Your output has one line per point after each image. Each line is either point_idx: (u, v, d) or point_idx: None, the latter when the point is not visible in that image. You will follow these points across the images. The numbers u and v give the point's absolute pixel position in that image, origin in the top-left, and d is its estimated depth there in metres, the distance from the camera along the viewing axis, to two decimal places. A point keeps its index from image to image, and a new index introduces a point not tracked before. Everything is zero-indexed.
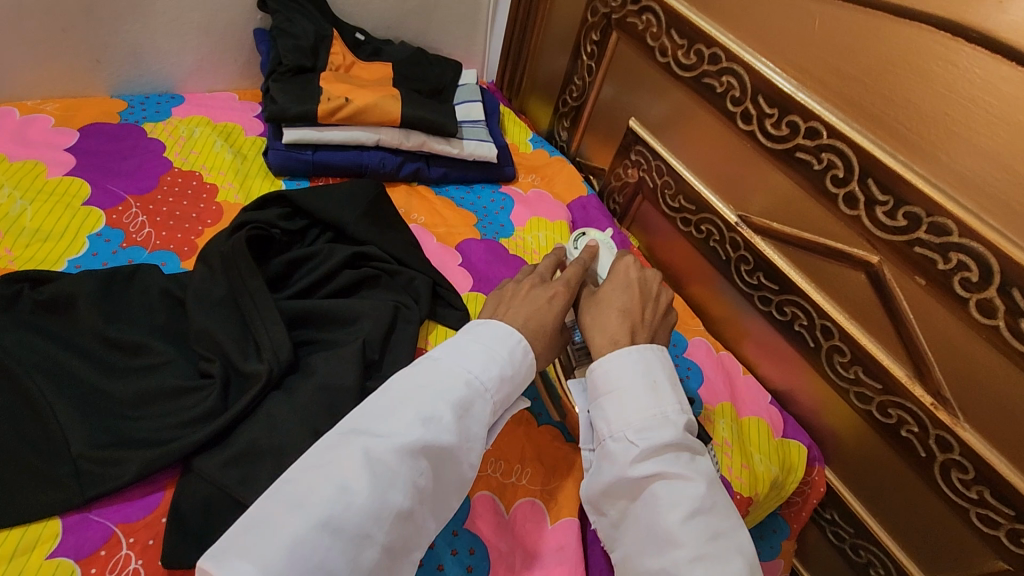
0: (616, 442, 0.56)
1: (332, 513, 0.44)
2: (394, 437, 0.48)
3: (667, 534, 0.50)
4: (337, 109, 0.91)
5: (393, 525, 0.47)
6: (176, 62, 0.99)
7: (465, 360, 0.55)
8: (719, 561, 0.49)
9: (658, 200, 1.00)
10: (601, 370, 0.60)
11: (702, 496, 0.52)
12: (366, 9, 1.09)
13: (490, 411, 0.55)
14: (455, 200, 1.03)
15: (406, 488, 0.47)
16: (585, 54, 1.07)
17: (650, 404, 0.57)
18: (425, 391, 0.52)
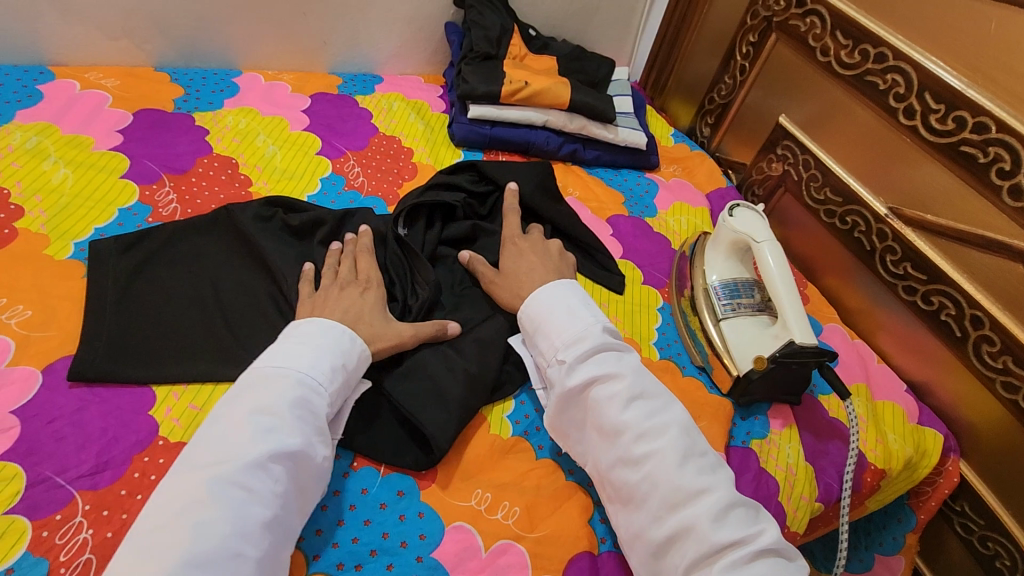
0: (553, 365, 0.67)
1: (190, 544, 0.46)
2: (234, 454, 0.52)
3: (612, 425, 0.62)
4: (517, 91, 1.05)
5: (262, 532, 0.50)
6: (380, 47, 1.17)
7: (292, 365, 0.59)
8: (656, 431, 0.61)
9: (802, 192, 1.05)
10: (528, 312, 0.72)
11: (629, 382, 0.64)
12: (538, 9, 1.23)
13: (327, 402, 0.59)
14: (606, 181, 1.14)
15: (263, 493, 0.51)
16: (738, 55, 1.15)
17: (572, 324, 0.69)
18: (260, 400, 0.55)
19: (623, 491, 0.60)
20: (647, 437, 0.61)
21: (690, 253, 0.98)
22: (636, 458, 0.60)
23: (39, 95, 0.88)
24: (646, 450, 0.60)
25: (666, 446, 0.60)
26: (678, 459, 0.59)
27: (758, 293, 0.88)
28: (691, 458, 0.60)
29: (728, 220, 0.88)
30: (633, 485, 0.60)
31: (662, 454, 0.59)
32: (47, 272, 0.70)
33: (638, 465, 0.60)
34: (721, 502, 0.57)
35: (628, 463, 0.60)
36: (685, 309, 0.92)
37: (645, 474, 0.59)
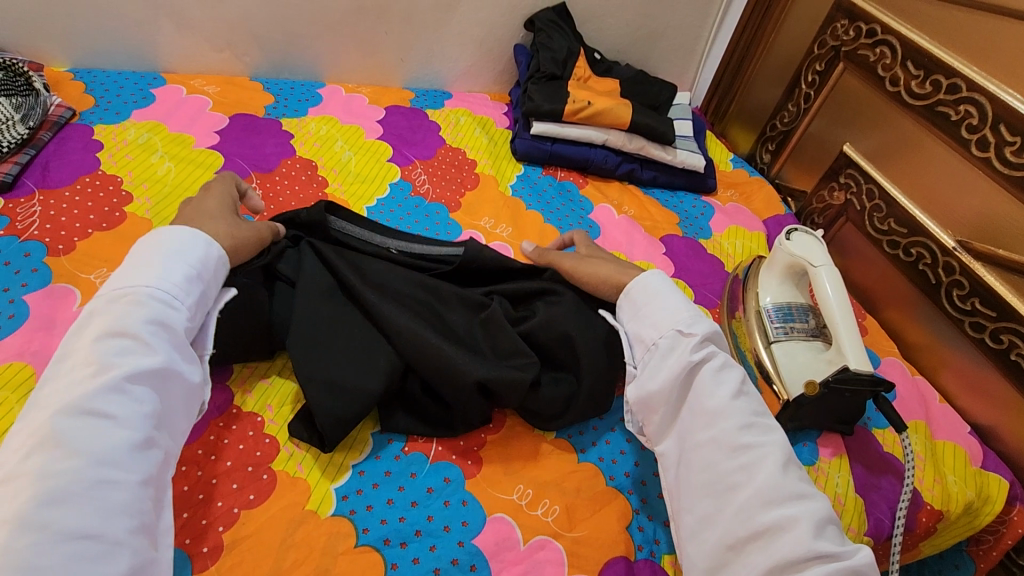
0: (667, 339, 0.66)
1: (46, 481, 0.45)
2: (84, 384, 0.50)
3: (720, 410, 0.61)
4: (580, 110, 1.08)
5: (134, 455, 0.49)
6: (453, 66, 1.23)
7: (140, 285, 0.56)
8: (761, 429, 0.61)
9: (865, 222, 1.04)
10: (641, 287, 0.71)
11: (743, 379, 0.65)
12: (604, 34, 1.27)
13: (186, 317, 0.57)
14: (661, 201, 1.15)
15: (125, 416, 0.50)
16: (804, 83, 1.15)
17: (692, 307, 0.69)
18: (111, 326, 0.53)
19: (715, 478, 0.59)
20: (754, 431, 0.60)
21: (743, 275, 0.98)
22: (740, 446, 0.59)
23: (152, 98, 0.99)
24: (755, 441, 0.59)
25: (772, 446, 0.59)
26: (783, 459, 0.58)
27: (812, 318, 0.87)
28: (791, 465, 0.59)
29: (785, 243, 0.88)
30: (729, 474, 0.58)
31: (768, 451, 0.58)
32: None
33: (744, 452, 0.58)
34: (820, 510, 0.56)
35: (729, 451, 0.59)
36: (735, 330, 0.91)
37: (744, 465, 0.58)
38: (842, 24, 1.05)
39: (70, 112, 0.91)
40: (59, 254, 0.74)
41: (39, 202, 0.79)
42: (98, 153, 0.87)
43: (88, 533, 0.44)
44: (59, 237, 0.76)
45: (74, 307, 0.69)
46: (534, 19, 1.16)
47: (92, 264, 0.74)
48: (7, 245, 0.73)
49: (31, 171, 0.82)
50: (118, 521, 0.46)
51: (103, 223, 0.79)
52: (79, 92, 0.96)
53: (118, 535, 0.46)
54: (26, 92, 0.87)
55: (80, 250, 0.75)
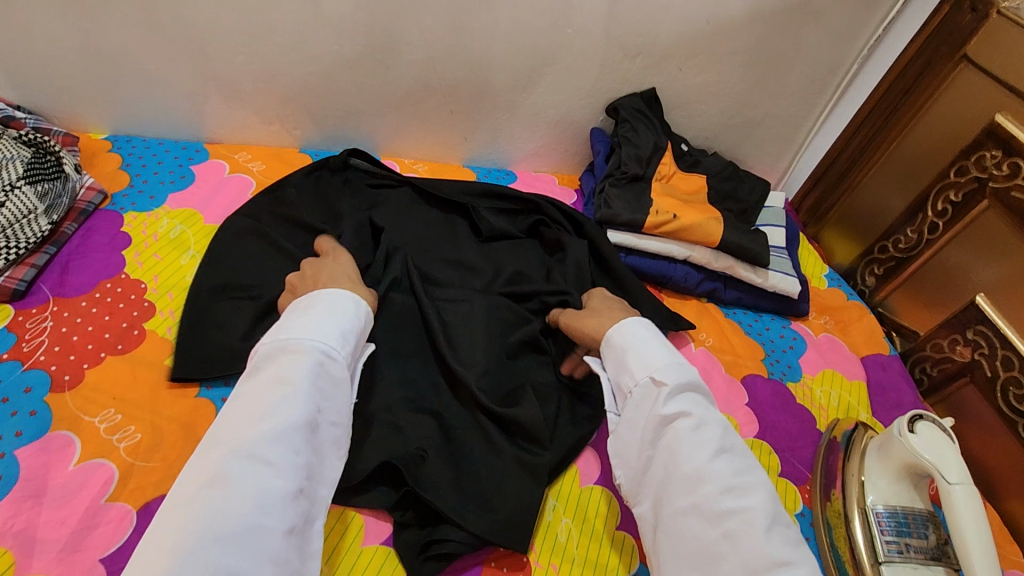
0: (643, 391, 0.65)
1: (207, 519, 0.46)
2: (252, 428, 0.51)
3: (698, 469, 0.58)
4: (663, 224, 0.94)
5: (287, 506, 0.50)
6: (521, 146, 1.10)
7: (309, 334, 0.59)
8: (745, 489, 0.57)
9: (996, 392, 0.87)
10: (620, 336, 0.70)
11: (720, 432, 0.61)
12: (694, 121, 1.12)
13: (344, 370, 0.60)
14: (744, 327, 1.00)
15: (285, 466, 0.51)
16: (931, 208, 0.98)
17: (665, 354, 0.66)
18: (283, 371, 0.56)
19: (695, 544, 0.56)
20: (736, 493, 0.57)
21: (844, 447, 0.83)
22: (720, 513, 0.56)
23: (191, 177, 0.90)
24: (733, 506, 0.56)
25: (757, 507, 0.56)
26: (767, 523, 0.55)
27: (932, 533, 0.72)
28: (778, 526, 0.56)
29: (907, 435, 0.72)
30: (709, 541, 0.55)
31: (751, 514, 0.55)
32: (163, 388, 0.68)
33: (721, 520, 0.56)
34: None
35: (707, 515, 0.56)
36: (831, 522, 0.76)
37: (726, 531, 0.55)
38: (992, 154, 0.88)
39: (100, 196, 0.82)
40: (64, 389, 0.65)
41: (51, 315, 0.70)
42: (123, 251, 0.78)
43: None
44: (67, 364, 0.67)
45: (71, 465, 0.60)
46: (619, 107, 1.02)
47: (99, 403, 0.65)
48: (9, 375, 0.64)
49: (49, 274, 0.73)
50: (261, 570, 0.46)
51: (118, 344, 0.70)
52: (115, 168, 0.88)
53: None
54: (54, 177, 0.78)
55: (88, 382, 0.66)
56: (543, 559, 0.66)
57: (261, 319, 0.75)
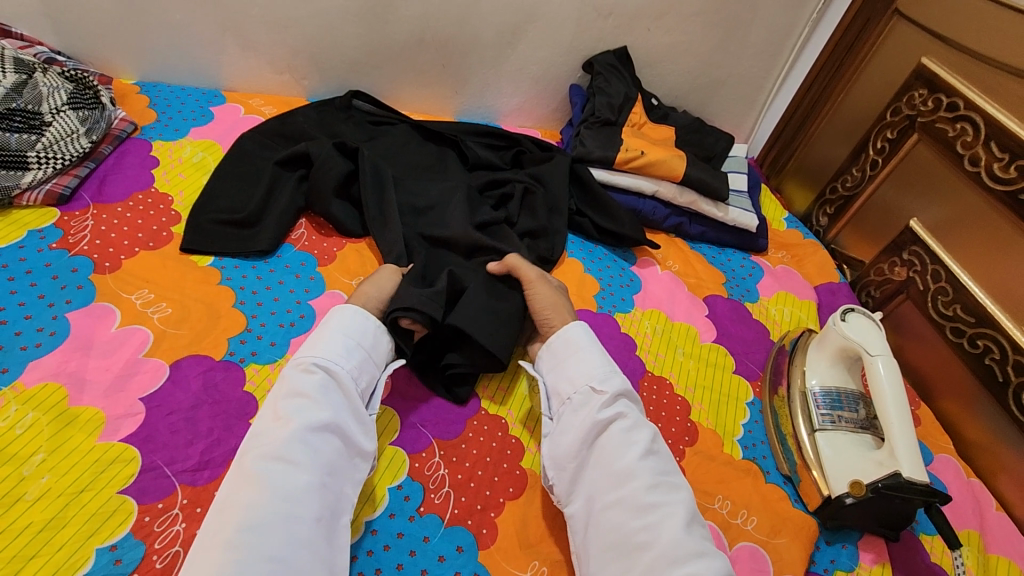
0: (580, 396, 0.70)
1: (246, 514, 0.52)
2: (273, 436, 0.58)
3: (628, 468, 0.63)
4: (632, 159, 1.06)
5: (314, 496, 0.56)
6: (507, 101, 1.21)
7: (315, 350, 0.66)
8: (669, 487, 0.63)
9: (927, 304, 0.98)
10: (562, 340, 0.76)
11: (649, 437, 0.67)
12: (664, 79, 1.24)
13: (352, 380, 0.66)
14: (708, 257, 1.11)
15: (308, 463, 0.57)
16: (872, 149, 1.10)
17: (602, 364, 0.73)
18: (294, 385, 0.63)
19: (618, 536, 0.60)
20: (659, 490, 0.62)
21: (790, 348, 0.93)
22: (644, 506, 0.60)
23: (210, 115, 1.01)
24: (659, 500, 0.61)
25: (676, 504, 0.61)
26: (686, 520, 0.60)
27: (862, 408, 0.82)
28: (695, 523, 0.61)
29: (840, 324, 0.83)
30: (633, 531, 0.59)
31: (672, 510, 0.60)
32: (189, 276, 0.78)
33: (645, 514, 0.60)
34: (720, 569, 0.58)
35: (633, 509, 0.60)
36: (776, 407, 0.86)
37: (648, 523, 0.59)
38: (920, 94, 1.00)
39: (131, 126, 0.93)
40: (105, 272, 0.75)
41: (92, 216, 0.80)
42: (153, 170, 0.89)
43: (272, 559, 0.50)
44: (106, 253, 0.77)
45: (113, 328, 0.70)
46: (594, 62, 1.13)
47: (135, 284, 0.75)
48: (57, 259, 0.74)
49: (88, 184, 0.84)
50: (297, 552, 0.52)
51: (150, 242, 0.80)
52: (143, 106, 0.99)
53: (300, 565, 0.51)
54: (93, 106, 0.89)
55: (125, 268, 0.76)
56: (518, 421, 0.76)
57: (273, 226, 0.85)
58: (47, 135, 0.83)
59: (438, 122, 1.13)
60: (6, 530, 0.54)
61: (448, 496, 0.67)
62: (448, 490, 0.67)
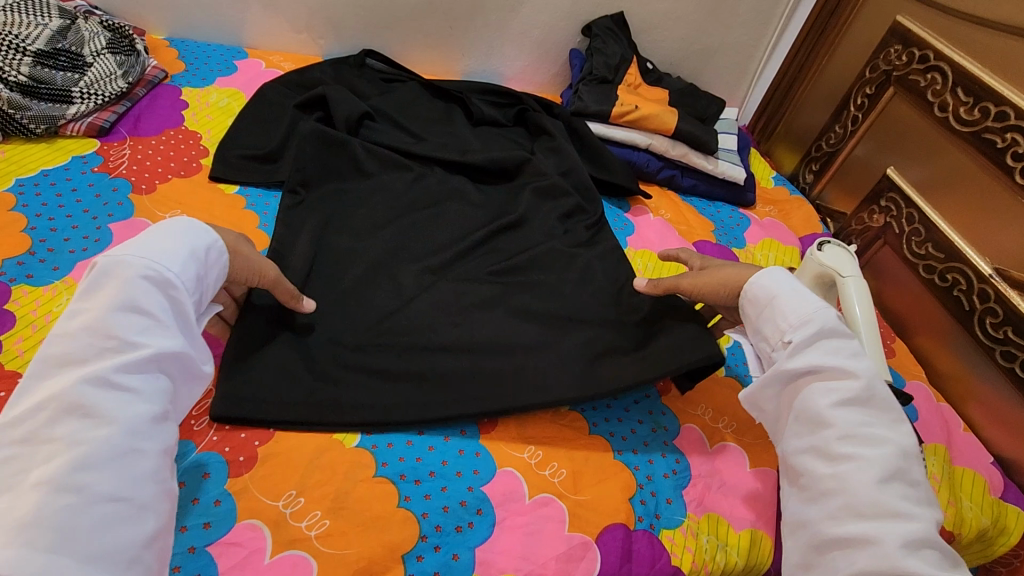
0: (776, 350, 0.68)
1: (79, 448, 0.47)
2: (104, 356, 0.51)
3: (822, 419, 0.63)
4: (627, 113, 1.13)
5: (154, 429, 0.53)
6: (510, 65, 1.29)
7: (152, 258, 0.57)
8: (870, 440, 0.61)
9: (902, 245, 1.04)
10: (751, 290, 0.72)
11: (859, 385, 0.63)
12: (659, 46, 1.31)
13: (195, 299, 0.60)
14: (698, 209, 1.18)
15: (144, 392, 0.53)
16: (852, 106, 1.17)
17: (798, 307, 0.67)
18: (128, 300, 0.54)
19: (810, 481, 0.63)
20: (857, 442, 0.61)
21: None
22: (836, 456, 0.61)
23: (234, 68, 1.09)
24: (851, 453, 0.60)
25: (876, 458, 0.59)
26: (883, 473, 0.59)
27: None
28: (896, 479, 0.59)
29: (815, 252, 0.89)
30: (823, 478, 0.61)
31: (867, 463, 0.59)
32: (218, 201, 0.86)
33: (836, 465, 0.61)
34: (915, 529, 0.56)
35: (828, 459, 0.62)
36: None
37: (838, 472, 0.60)
38: (895, 50, 1.07)
39: (162, 74, 1.00)
40: (142, 193, 0.82)
41: (129, 147, 0.88)
42: (183, 111, 0.96)
43: (118, 499, 0.48)
44: (143, 178, 0.84)
45: None
46: (592, 25, 1.21)
47: (169, 205, 0.82)
48: (99, 180, 0.82)
49: (125, 121, 0.91)
50: (142, 489, 0.50)
51: (182, 171, 0.88)
52: (172, 58, 1.06)
53: (148, 500, 0.50)
54: (129, 52, 0.96)
55: (160, 192, 0.83)
56: None
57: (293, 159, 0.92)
58: (88, 74, 0.91)
59: (447, 82, 1.21)
60: None
61: None
62: None
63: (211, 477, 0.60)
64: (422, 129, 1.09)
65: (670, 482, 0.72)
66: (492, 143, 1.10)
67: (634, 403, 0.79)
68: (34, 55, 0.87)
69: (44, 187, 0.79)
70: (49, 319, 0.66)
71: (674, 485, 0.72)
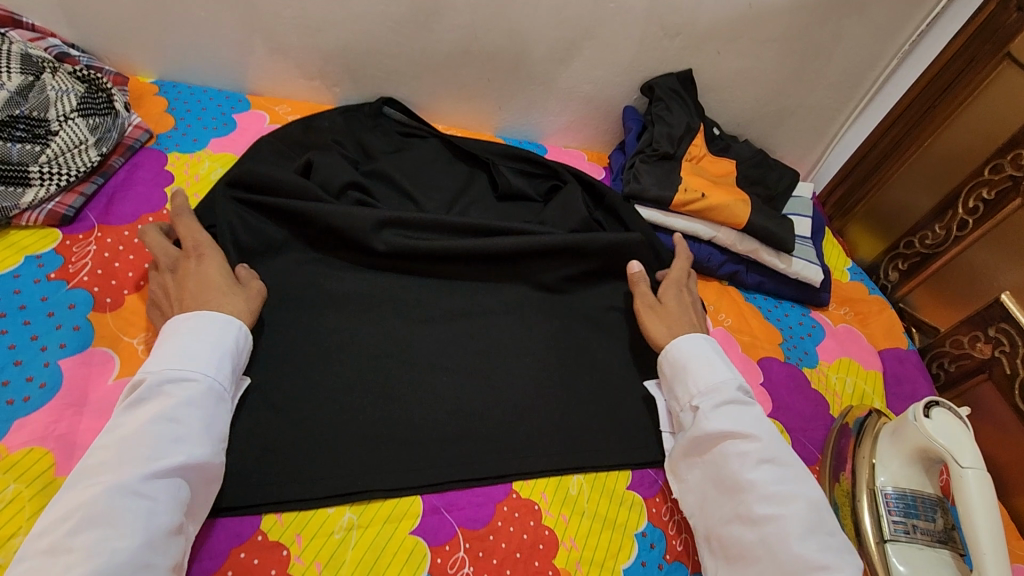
0: (686, 413, 0.72)
1: (98, 558, 0.46)
2: (135, 463, 0.51)
3: (737, 480, 0.65)
4: (691, 202, 0.95)
5: (170, 542, 0.51)
6: (554, 120, 1.11)
7: (192, 365, 0.59)
8: (784, 498, 0.63)
9: (1014, 389, 0.87)
10: (670, 356, 0.76)
11: (763, 444, 0.66)
12: (728, 107, 1.12)
13: (226, 407, 0.60)
14: (764, 311, 1.00)
15: (166, 500, 0.52)
16: (962, 204, 0.99)
17: (711, 374, 0.72)
18: (168, 407, 0.55)
19: (738, 548, 0.63)
20: (774, 501, 0.63)
21: (857, 432, 0.82)
22: (757, 517, 0.62)
23: (233, 124, 0.92)
24: (770, 514, 0.62)
25: (792, 516, 0.61)
26: (801, 530, 0.61)
27: (939, 517, 0.73)
28: (815, 533, 0.61)
29: (922, 423, 0.72)
30: (748, 543, 0.62)
31: (787, 521, 0.61)
32: None
33: (758, 525, 0.62)
34: None
35: (748, 520, 0.63)
36: (838, 502, 0.77)
37: (762, 535, 0.61)
38: None
39: (146, 135, 0.85)
40: (105, 310, 0.67)
41: (95, 241, 0.73)
42: (166, 187, 0.81)
43: None
44: (109, 287, 0.69)
45: (111, 378, 0.63)
46: (655, 86, 1.02)
47: (138, 325, 0.68)
48: (55, 293, 0.67)
49: (95, 203, 0.76)
50: None
51: (157, 275, 0.72)
52: (160, 110, 0.90)
53: None
54: (105, 112, 0.81)
55: (129, 306, 0.69)
56: (553, 509, 0.68)
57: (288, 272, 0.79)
58: (52, 145, 0.75)
59: (476, 140, 1.03)
60: None
61: None
62: None
63: None
64: (446, 207, 0.92)
65: None
66: (514, 222, 0.91)
67: None
68: None
69: None
70: None
71: None
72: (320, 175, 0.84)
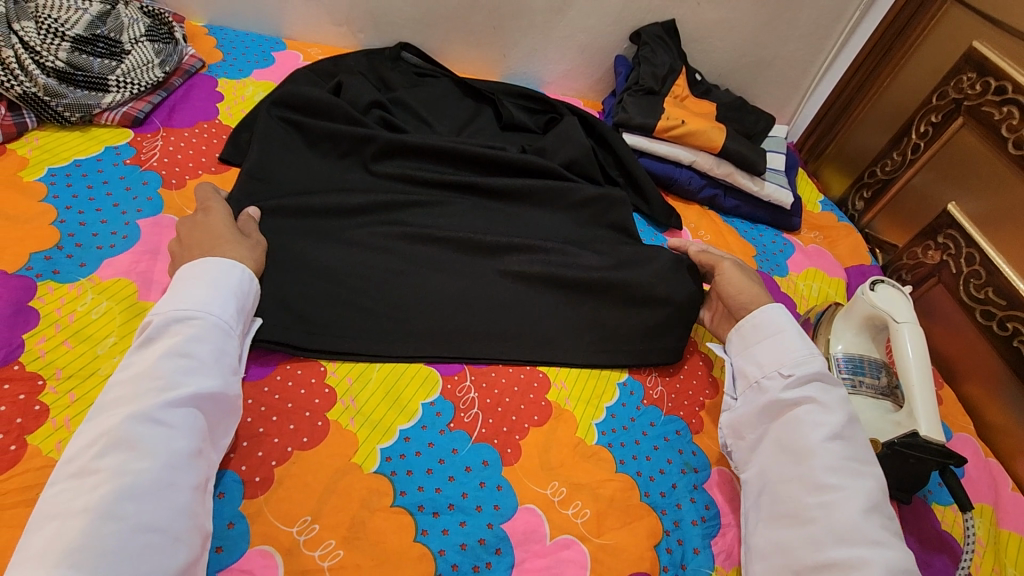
0: (767, 379, 0.72)
1: (122, 478, 0.49)
2: (149, 394, 0.54)
3: (808, 448, 0.65)
4: (673, 128, 1.08)
5: (192, 464, 0.53)
6: (553, 68, 1.24)
7: (200, 303, 0.60)
8: (852, 472, 0.63)
9: (959, 287, 0.99)
10: (755, 321, 0.76)
11: (841, 421, 0.66)
12: (709, 57, 1.25)
13: (236, 343, 0.62)
14: (740, 230, 1.12)
15: (183, 427, 0.54)
16: (915, 133, 1.11)
17: (799, 346, 0.72)
18: (177, 341, 0.57)
19: (794, 508, 0.64)
20: (841, 473, 0.63)
21: (816, 320, 0.93)
22: (821, 485, 0.63)
23: (272, 60, 1.06)
24: (836, 484, 0.62)
25: (859, 490, 0.62)
26: (866, 504, 0.61)
27: (885, 376, 0.84)
28: (877, 510, 0.61)
29: (867, 293, 0.83)
30: (806, 506, 0.63)
31: (850, 494, 0.61)
32: None
33: (820, 492, 0.62)
34: (897, 559, 0.58)
35: (811, 486, 0.63)
36: None
37: (823, 501, 0.62)
38: (968, 77, 1.00)
39: (200, 64, 0.98)
40: (172, 188, 0.81)
41: (162, 138, 0.86)
42: (218, 104, 0.95)
43: (153, 530, 0.48)
44: (174, 172, 0.82)
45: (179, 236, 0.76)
46: (641, 33, 1.15)
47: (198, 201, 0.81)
48: (131, 173, 0.80)
49: (160, 111, 0.90)
50: (176, 522, 0.50)
51: (212, 167, 0.86)
52: (211, 47, 1.04)
53: (181, 534, 0.50)
54: (167, 40, 0.94)
55: (191, 187, 0.82)
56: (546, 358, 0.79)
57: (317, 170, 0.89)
58: (126, 62, 0.89)
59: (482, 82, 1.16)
60: (83, 398, 0.60)
61: (475, 417, 0.71)
62: (476, 413, 0.71)
63: (225, 497, 0.58)
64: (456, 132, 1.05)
65: (697, 530, 0.69)
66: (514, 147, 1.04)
67: (663, 439, 0.76)
68: (73, 40, 0.86)
69: (77, 178, 0.78)
70: (73, 319, 0.65)
71: (701, 535, 0.69)
72: (350, 96, 0.98)
